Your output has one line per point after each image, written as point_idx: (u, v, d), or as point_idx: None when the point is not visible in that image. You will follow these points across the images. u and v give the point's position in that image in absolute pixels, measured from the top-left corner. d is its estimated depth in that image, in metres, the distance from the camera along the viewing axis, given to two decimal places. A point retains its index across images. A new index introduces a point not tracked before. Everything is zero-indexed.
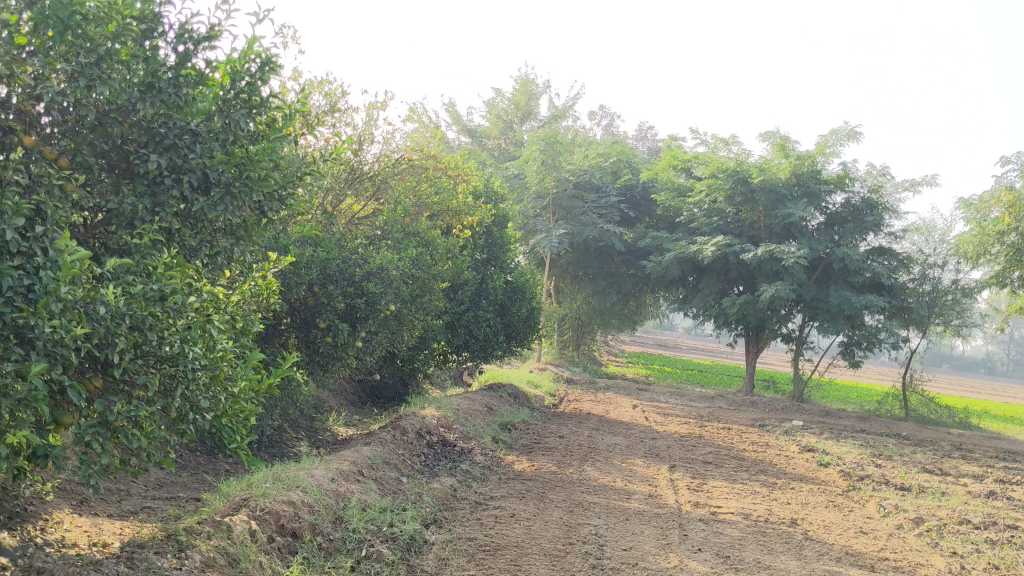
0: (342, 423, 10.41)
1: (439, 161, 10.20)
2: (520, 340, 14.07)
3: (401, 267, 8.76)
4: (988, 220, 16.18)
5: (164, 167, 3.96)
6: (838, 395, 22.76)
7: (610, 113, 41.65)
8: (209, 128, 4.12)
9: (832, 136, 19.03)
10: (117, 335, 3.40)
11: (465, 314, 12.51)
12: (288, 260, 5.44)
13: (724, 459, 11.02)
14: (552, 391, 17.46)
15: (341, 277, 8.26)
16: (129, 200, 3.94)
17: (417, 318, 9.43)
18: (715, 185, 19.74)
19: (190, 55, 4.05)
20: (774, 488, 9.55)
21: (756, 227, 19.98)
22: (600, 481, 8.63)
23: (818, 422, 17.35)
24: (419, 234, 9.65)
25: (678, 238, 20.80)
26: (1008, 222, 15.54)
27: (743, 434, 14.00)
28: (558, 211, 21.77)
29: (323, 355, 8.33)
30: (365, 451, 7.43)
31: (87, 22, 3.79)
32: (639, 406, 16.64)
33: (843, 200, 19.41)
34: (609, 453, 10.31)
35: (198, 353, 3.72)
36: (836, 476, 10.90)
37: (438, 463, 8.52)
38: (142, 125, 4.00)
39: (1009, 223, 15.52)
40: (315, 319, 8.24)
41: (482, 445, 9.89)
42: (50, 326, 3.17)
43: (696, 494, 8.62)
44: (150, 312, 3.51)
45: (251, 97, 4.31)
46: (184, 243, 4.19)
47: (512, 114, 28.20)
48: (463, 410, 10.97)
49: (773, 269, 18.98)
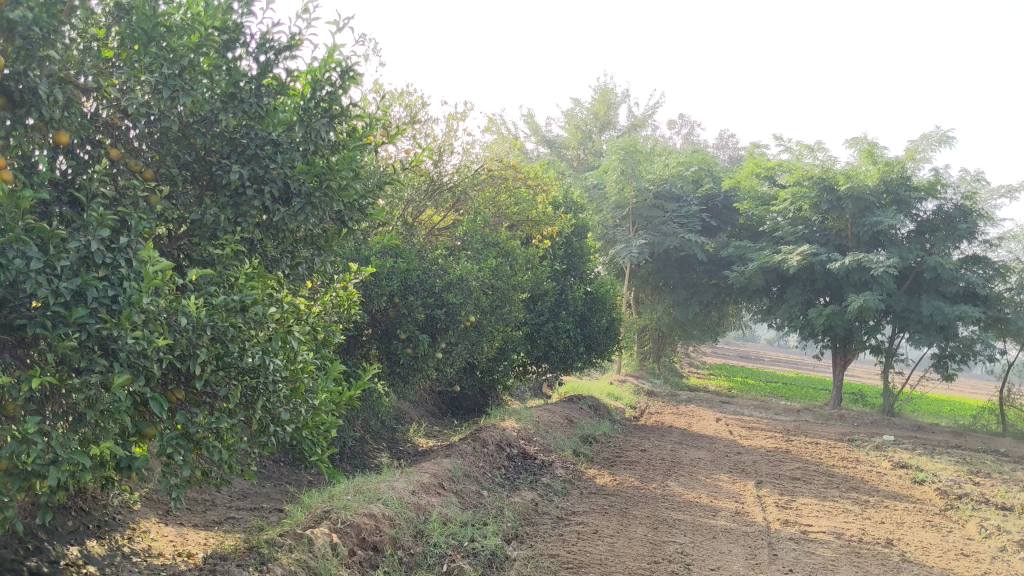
0: (422, 434, 10.40)
1: (519, 171, 10.10)
2: (600, 351, 13.90)
3: (480, 278, 8.69)
4: None
5: (245, 177, 3.94)
6: (930, 409, 21.99)
7: (690, 121, 41.18)
8: (290, 139, 4.09)
9: (923, 141, 18.40)
10: (199, 347, 3.39)
11: (545, 325, 12.41)
12: (369, 271, 5.39)
13: (813, 475, 10.68)
14: (633, 403, 17.23)
15: (421, 288, 8.22)
16: (212, 211, 3.94)
17: (497, 329, 9.36)
18: (801, 192, 19.37)
19: (271, 65, 4.03)
20: (866, 506, 9.20)
21: (844, 236, 19.43)
22: (684, 496, 8.43)
23: (910, 437, 16.76)
24: (499, 245, 9.59)
25: (762, 247, 20.44)
26: None
27: (832, 449, 13.58)
28: (637, 221, 21.56)
29: (404, 366, 8.31)
30: (445, 463, 7.37)
31: (171, 34, 3.82)
32: (723, 420, 16.30)
33: (935, 208, 18.71)
34: (693, 468, 10.08)
35: (280, 364, 3.65)
36: (932, 494, 10.46)
37: (519, 476, 8.42)
38: (225, 136, 4.01)
39: None
40: (395, 330, 8.23)
41: (563, 458, 9.76)
42: (132, 338, 3.18)
43: (786, 512, 8.36)
44: (232, 322, 3.50)
45: (332, 106, 4.25)
46: (265, 253, 4.19)
47: (590, 124, 28.08)
48: (543, 422, 10.86)
49: (861, 279, 18.45)
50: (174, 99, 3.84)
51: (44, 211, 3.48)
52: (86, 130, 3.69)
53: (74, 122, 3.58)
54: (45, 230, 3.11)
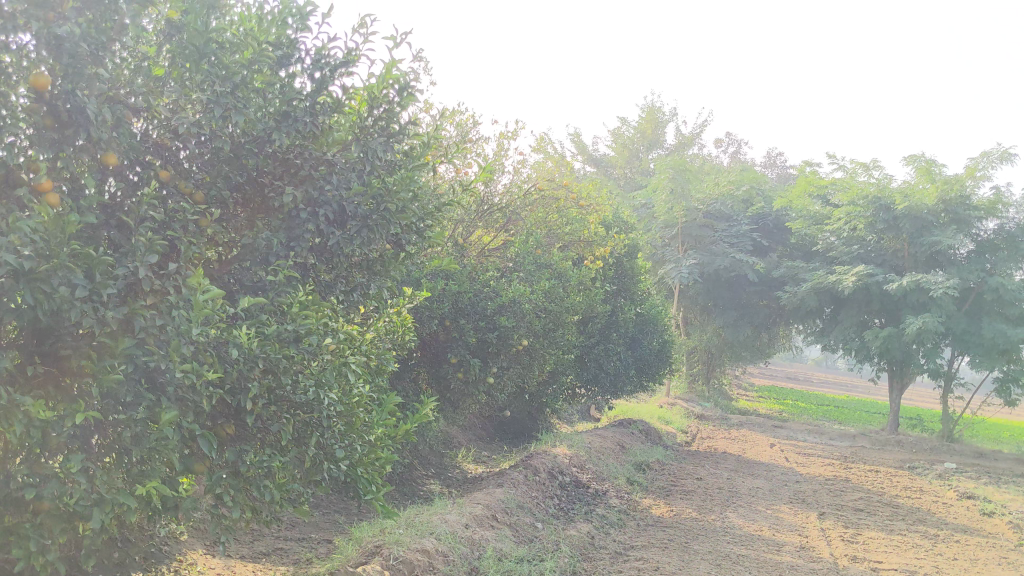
0: (471, 460, 10.16)
1: (571, 191, 9.85)
2: (651, 375, 13.59)
3: (533, 301, 8.44)
4: None
5: (299, 200, 3.75)
6: (990, 434, 21.31)
7: (737, 139, 40.71)
8: (346, 159, 3.89)
9: (983, 158, 17.84)
10: (251, 380, 3.17)
11: (595, 348, 12.13)
12: (423, 295, 5.19)
13: (877, 506, 10.28)
14: (684, 427, 16.85)
15: (472, 311, 8.01)
16: (264, 235, 3.77)
17: (549, 352, 9.12)
18: (855, 212, 19.01)
19: (326, 82, 3.85)
20: (936, 540, 8.80)
21: (900, 256, 18.92)
22: (745, 530, 8.13)
23: (973, 465, 16.19)
24: (551, 266, 9.35)
25: (815, 267, 20.03)
26: None
27: (893, 478, 13.11)
28: (687, 241, 21.23)
29: (455, 391, 8.11)
30: (499, 494, 7.12)
31: (223, 50, 3.65)
32: (777, 446, 15.86)
33: (996, 227, 18.00)
34: (752, 498, 9.73)
35: (335, 399, 3.42)
36: (1004, 527, 10.00)
37: (573, 505, 8.15)
38: (278, 156, 3.82)
39: None
40: (447, 354, 8.04)
41: (617, 486, 9.46)
42: (181, 371, 2.97)
43: (853, 548, 8.01)
44: (285, 354, 3.26)
45: (389, 125, 4.05)
46: (319, 279, 4.01)
47: (637, 142, 27.81)
48: (595, 449, 10.57)
49: (920, 300, 17.95)
50: (226, 118, 3.67)
51: (91, 236, 3.32)
52: (134, 150, 3.52)
53: (123, 143, 3.41)
54: (90, 256, 2.93)
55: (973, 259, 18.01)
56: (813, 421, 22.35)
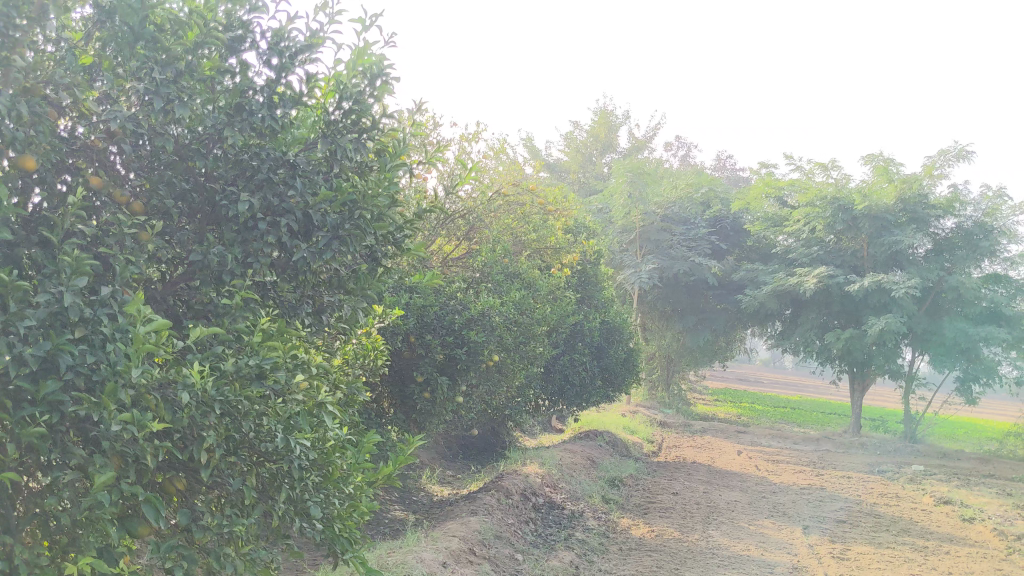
0: (437, 481, 9.60)
1: (537, 196, 9.30)
2: (617, 385, 13.14)
3: (503, 312, 7.90)
4: None
5: (256, 209, 3.17)
6: (949, 433, 21.32)
7: (686, 143, 40.58)
8: (310, 161, 3.31)
9: (940, 156, 17.75)
10: (205, 429, 2.58)
11: (560, 359, 11.60)
12: (396, 313, 4.63)
13: (859, 517, 9.95)
14: (650, 437, 16.44)
15: (439, 325, 7.47)
16: (215, 250, 3.18)
17: (520, 367, 8.61)
18: (813, 213, 18.90)
19: (286, 70, 3.30)
20: (927, 553, 8.46)
21: (859, 256, 18.87)
22: (732, 550, 7.72)
23: (939, 467, 16.03)
24: (520, 275, 8.86)
25: (775, 270, 19.84)
26: None
27: (867, 484, 12.85)
28: (645, 245, 20.85)
29: (422, 413, 7.58)
30: (474, 523, 6.58)
31: (162, 32, 3.09)
32: (745, 453, 15.53)
33: (954, 225, 17.90)
34: (733, 514, 9.34)
35: (306, 445, 2.83)
36: (988, 534, 9.73)
37: (549, 530, 7.67)
38: (231, 157, 3.26)
39: None
40: (412, 373, 7.52)
41: (593, 506, 8.97)
42: (118, 423, 2.36)
43: (846, 566, 7.64)
44: (246, 395, 2.67)
45: (362, 119, 3.44)
46: (281, 300, 3.38)
47: (590, 146, 27.57)
48: (566, 465, 10.08)
49: (881, 301, 17.85)
50: (168, 113, 3.10)
51: (9, 254, 2.72)
52: (58, 153, 2.94)
53: (44, 144, 2.81)
54: (3, 282, 2.35)
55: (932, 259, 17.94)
56: (774, 425, 22.14)
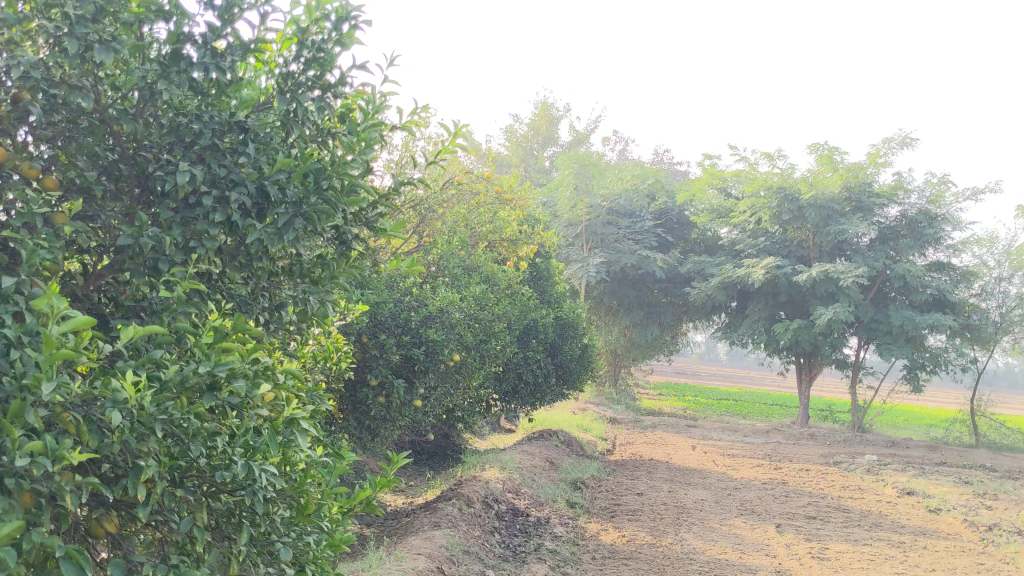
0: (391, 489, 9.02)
1: (493, 184, 8.76)
2: (572, 382, 12.66)
3: (462, 308, 7.36)
4: None
5: (198, 179, 2.59)
6: (894, 422, 21.43)
7: (624, 137, 40.35)
8: (262, 124, 2.73)
9: (885, 144, 17.77)
10: (143, 457, 1.99)
11: (515, 357, 11.06)
12: (361, 309, 4.03)
13: (828, 512, 9.65)
14: (603, 435, 16.00)
15: (393, 324, 6.92)
16: (151, 231, 2.56)
17: (479, 367, 8.05)
18: (759, 203, 18.66)
19: (233, 12, 2.71)
20: (905, 549, 8.16)
21: (805, 246, 18.79)
22: (709, 554, 7.30)
23: (891, 456, 15.95)
24: (477, 269, 8.32)
25: (722, 262, 19.63)
26: None
27: (828, 477, 12.64)
28: (591, 239, 20.39)
29: (376, 419, 7.00)
30: (439, 538, 6.03)
31: None
32: (700, 448, 15.20)
33: (899, 214, 18.04)
34: (702, 514, 8.94)
35: (274, 474, 2.23)
36: (959, 525, 9.52)
37: (515, 541, 7.16)
38: (166, 121, 2.69)
39: None
40: (365, 375, 6.93)
41: (558, 512, 8.48)
42: (25, 454, 1.76)
43: (828, 566, 7.27)
44: (195, 412, 2.09)
45: (327, 72, 2.83)
46: (232, 294, 2.76)
47: (531, 140, 27.25)
48: (525, 468, 9.57)
49: (829, 290, 17.72)
50: (87, 63, 2.51)
51: None
52: None
53: None
54: None
55: (878, 247, 17.89)
56: (722, 418, 21.97)
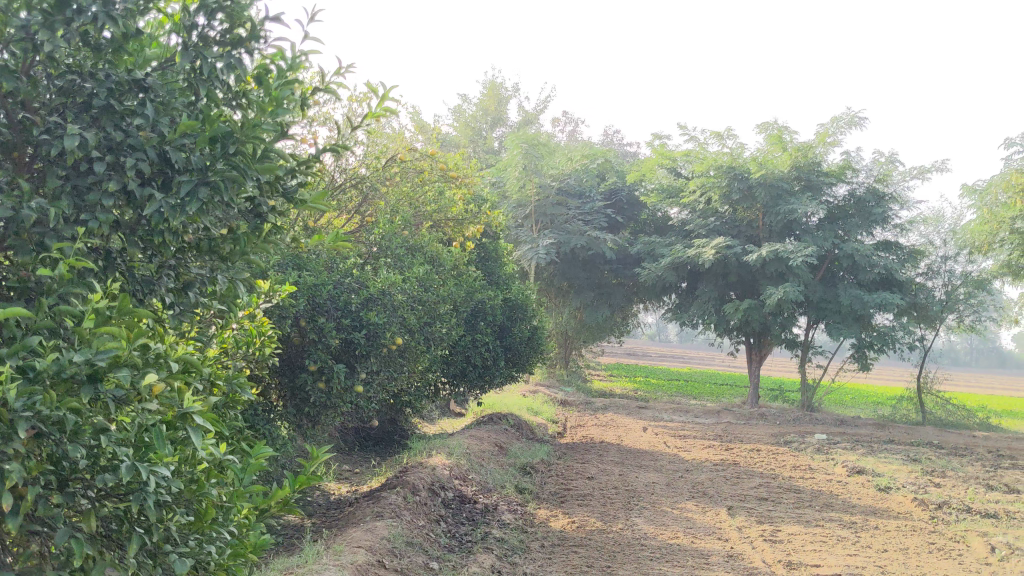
0: (334, 477, 8.72)
1: (438, 161, 8.48)
2: (522, 365, 12.44)
3: (406, 290, 7.09)
4: (998, 206, 15.75)
5: (90, 144, 2.26)
6: (842, 401, 21.62)
7: (574, 118, 40.20)
8: (166, 83, 2.41)
9: (833, 124, 17.81)
10: (8, 461, 1.70)
11: (463, 339, 10.81)
12: (287, 289, 3.74)
13: (779, 493, 9.59)
14: (553, 418, 15.84)
15: (332, 307, 6.65)
16: (36, 203, 2.22)
17: (425, 350, 7.78)
18: (709, 183, 18.52)
19: None
20: (857, 529, 8.10)
21: (754, 226, 18.79)
22: (661, 539, 7.14)
23: (840, 434, 16.03)
24: (422, 249, 8.06)
25: (672, 242, 19.52)
26: (1020, 207, 14.88)
27: (778, 456, 12.63)
28: (540, 220, 20.12)
29: (315, 406, 6.71)
30: (382, 530, 5.78)
31: None
32: (651, 430, 15.11)
33: (846, 193, 18.20)
34: (654, 497, 8.80)
35: (167, 477, 1.96)
36: (909, 504, 9.53)
37: (462, 529, 6.93)
38: (58, 79, 2.32)
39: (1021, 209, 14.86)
40: (303, 361, 6.63)
41: (507, 498, 8.28)
42: None
43: (780, 549, 7.16)
44: (73, 407, 1.80)
45: (237, 25, 2.53)
46: (132, 272, 2.42)
47: (480, 120, 26.95)
48: (474, 453, 9.35)
49: (778, 270, 17.72)
50: None
51: None
52: None
53: None
54: None
55: (826, 227, 17.96)
56: (672, 399, 21.97)
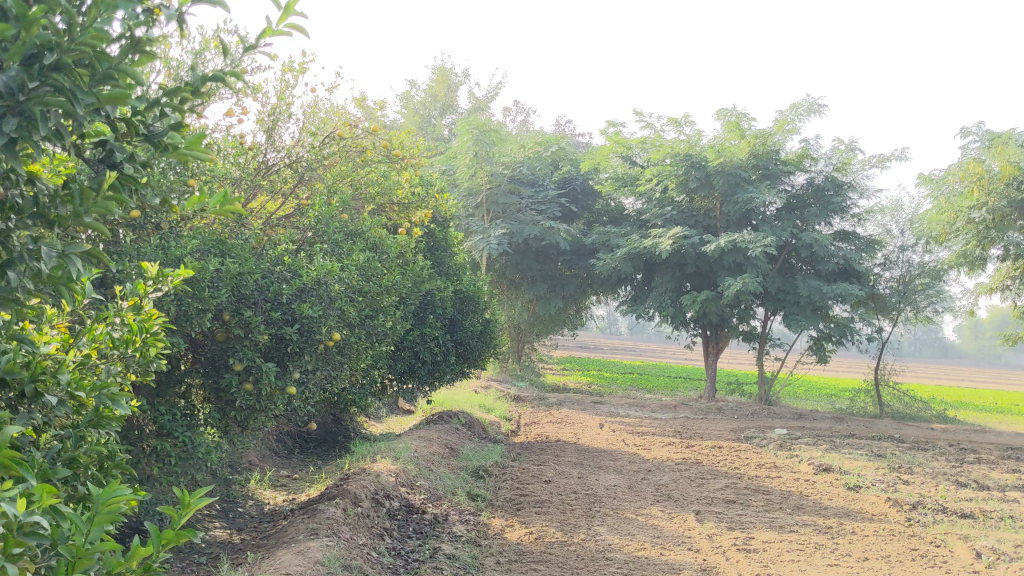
0: (269, 485, 7.95)
1: (381, 140, 7.75)
2: (474, 360, 11.70)
3: (344, 279, 6.40)
4: (954, 195, 15.44)
5: None
6: (798, 394, 21.27)
7: (525, 108, 39.60)
8: None
9: (793, 111, 17.37)
10: None
11: (410, 333, 10.09)
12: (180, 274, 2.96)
13: (747, 496, 9.03)
14: (506, 415, 15.18)
15: (260, 298, 5.90)
16: None
17: (366, 347, 7.03)
18: (665, 171, 17.98)
19: None
20: (833, 535, 7.54)
21: (712, 216, 18.34)
22: (626, 551, 6.50)
23: (800, 429, 15.62)
24: (363, 235, 7.34)
25: (627, 232, 18.98)
26: (978, 196, 14.60)
27: (740, 454, 12.10)
28: (492, 209, 19.38)
29: (242, 409, 5.95)
30: (316, 553, 5.05)
31: None
32: (607, 427, 14.53)
33: (805, 181, 17.83)
34: (616, 503, 8.17)
35: None
36: (882, 504, 9.03)
37: (407, 546, 6.23)
38: None
39: (979, 197, 14.57)
40: (228, 359, 5.86)
41: (457, 507, 7.58)
42: None
43: (756, 560, 6.56)
44: None
45: None
46: None
47: (429, 107, 26.28)
48: (423, 457, 8.64)
49: (735, 260, 17.24)
50: None
51: None
52: None
53: None
54: None
55: (783, 216, 17.58)
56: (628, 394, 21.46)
